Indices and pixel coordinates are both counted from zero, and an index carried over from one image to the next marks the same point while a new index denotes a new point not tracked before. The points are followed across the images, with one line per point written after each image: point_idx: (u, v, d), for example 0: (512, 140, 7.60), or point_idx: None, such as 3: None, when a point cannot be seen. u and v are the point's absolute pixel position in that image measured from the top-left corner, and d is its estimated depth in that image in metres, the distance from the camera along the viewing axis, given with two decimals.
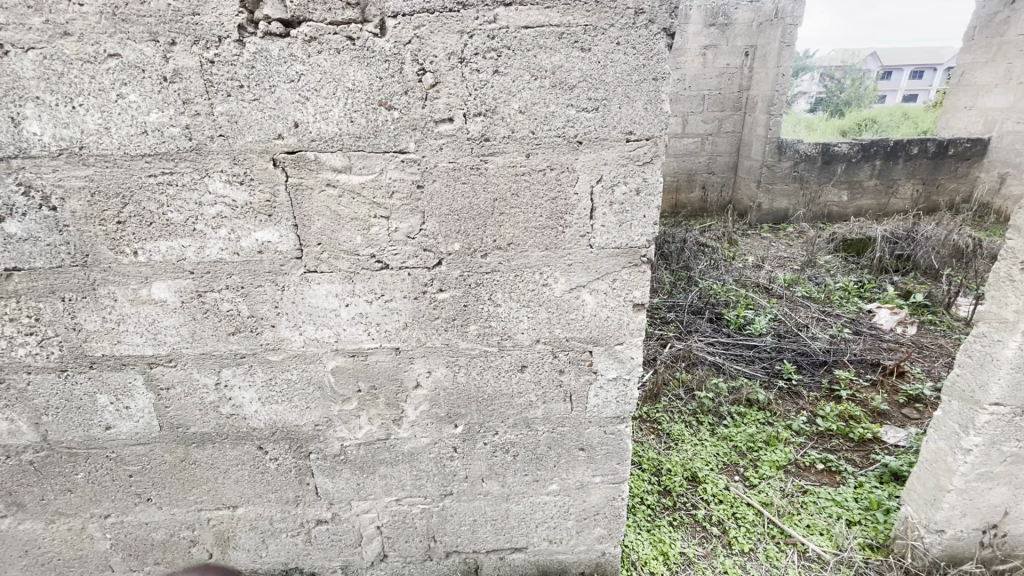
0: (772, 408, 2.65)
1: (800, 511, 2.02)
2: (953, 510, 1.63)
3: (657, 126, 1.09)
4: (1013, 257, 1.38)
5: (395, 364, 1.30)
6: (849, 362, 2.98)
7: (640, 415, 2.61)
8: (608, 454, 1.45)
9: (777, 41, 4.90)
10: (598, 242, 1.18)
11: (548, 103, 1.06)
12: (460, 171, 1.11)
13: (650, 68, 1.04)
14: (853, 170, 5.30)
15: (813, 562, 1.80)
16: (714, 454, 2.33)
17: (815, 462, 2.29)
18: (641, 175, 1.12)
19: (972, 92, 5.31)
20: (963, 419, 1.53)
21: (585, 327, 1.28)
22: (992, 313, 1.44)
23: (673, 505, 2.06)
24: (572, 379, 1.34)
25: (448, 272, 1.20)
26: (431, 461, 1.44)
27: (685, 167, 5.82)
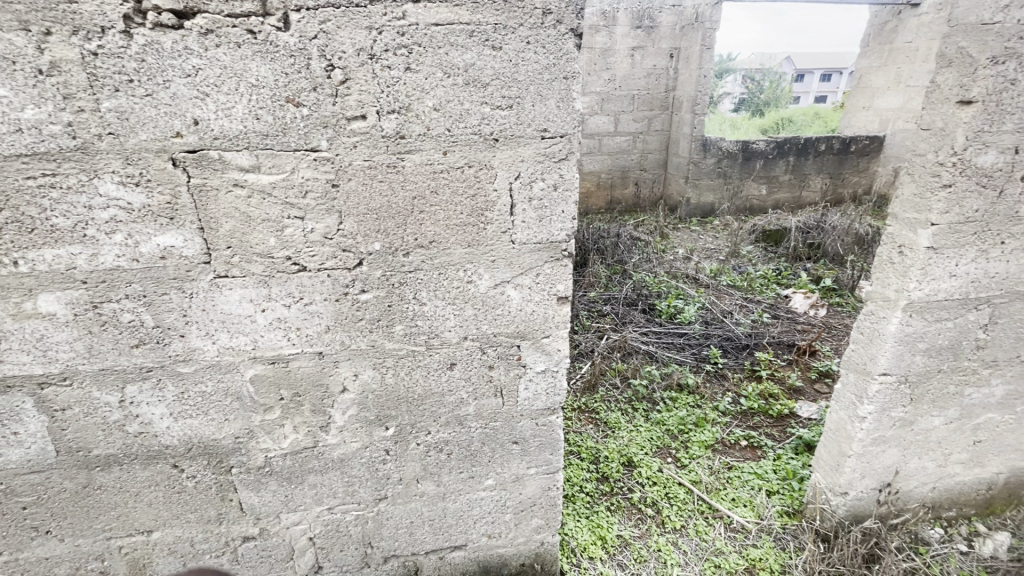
0: (701, 391, 2.80)
1: (726, 485, 2.16)
2: (853, 473, 1.79)
3: (570, 123, 1.12)
4: (894, 241, 1.53)
5: (319, 369, 1.26)
6: (768, 344, 3.20)
7: (578, 406, 2.69)
8: (541, 445, 1.48)
9: (698, 44, 5.17)
10: (520, 238, 1.21)
11: (462, 100, 1.07)
12: (376, 169, 1.09)
13: (561, 67, 1.07)
14: (770, 166, 5.67)
15: (737, 532, 1.94)
16: (647, 438, 2.44)
17: (739, 439, 2.45)
18: (558, 171, 1.16)
19: (869, 94, 5.83)
20: (859, 389, 1.69)
21: (511, 322, 1.30)
22: (879, 292, 1.59)
23: (610, 490, 2.14)
24: (502, 374, 1.35)
25: (369, 272, 1.18)
26: (363, 466, 1.41)
27: (619, 164, 6.01)
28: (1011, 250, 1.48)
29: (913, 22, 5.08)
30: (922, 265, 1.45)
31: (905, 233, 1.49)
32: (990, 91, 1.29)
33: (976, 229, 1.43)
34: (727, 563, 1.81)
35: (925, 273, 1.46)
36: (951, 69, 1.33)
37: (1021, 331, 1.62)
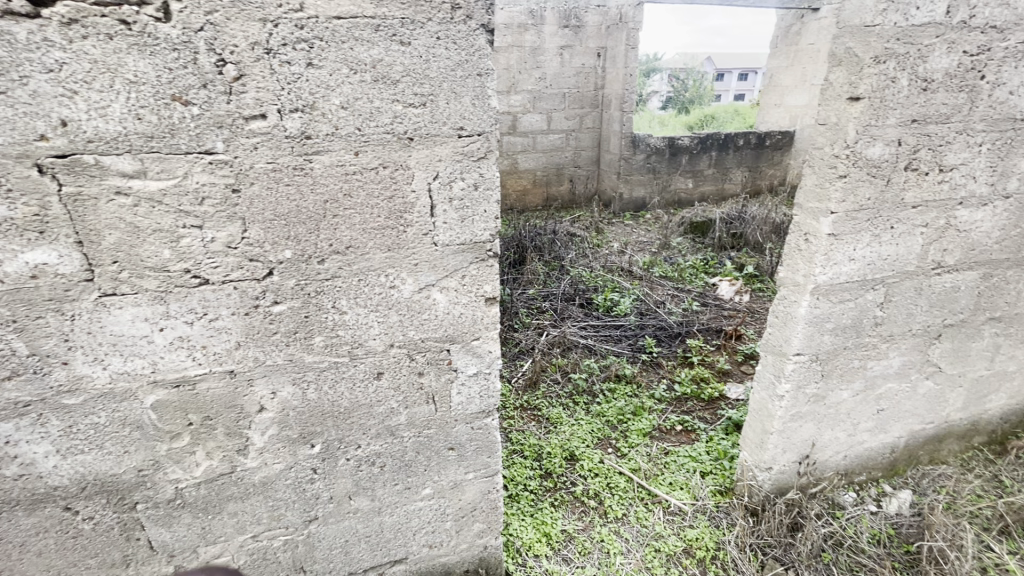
0: (637, 380, 2.89)
1: (663, 470, 2.23)
2: (776, 449, 1.90)
3: (487, 121, 1.10)
4: (800, 230, 1.63)
5: (232, 389, 1.17)
6: (698, 331, 3.35)
7: (520, 404, 2.71)
8: (478, 449, 1.46)
9: (623, 43, 5.32)
10: (442, 240, 1.17)
11: (371, 98, 1.02)
12: (281, 172, 1.02)
13: (474, 64, 1.05)
14: (694, 161, 5.95)
15: (675, 515, 2.00)
16: (588, 430, 2.48)
17: (675, 424, 2.54)
18: (478, 170, 1.13)
19: (780, 92, 6.26)
20: (777, 369, 1.79)
21: (439, 327, 1.26)
22: (789, 278, 1.69)
23: (553, 485, 2.16)
24: (433, 380, 1.32)
25: (281, 282, 1.11)
26: (289, 488, 1.32)
27: (553, 162, 6.09)
28: (899, 234, 1.62)
29: (813, 25, 5.50)
30: (825, 250, 1.55)
31: (810, 222, 1.59)
32: (874, 89, 1.39)
33: (868, 216, 1.55)
34: (667, 546, 1.87)
35: (828, 258, 1.57)
36: (841, 68, 1.44)
37: (911, 306, 1.78)
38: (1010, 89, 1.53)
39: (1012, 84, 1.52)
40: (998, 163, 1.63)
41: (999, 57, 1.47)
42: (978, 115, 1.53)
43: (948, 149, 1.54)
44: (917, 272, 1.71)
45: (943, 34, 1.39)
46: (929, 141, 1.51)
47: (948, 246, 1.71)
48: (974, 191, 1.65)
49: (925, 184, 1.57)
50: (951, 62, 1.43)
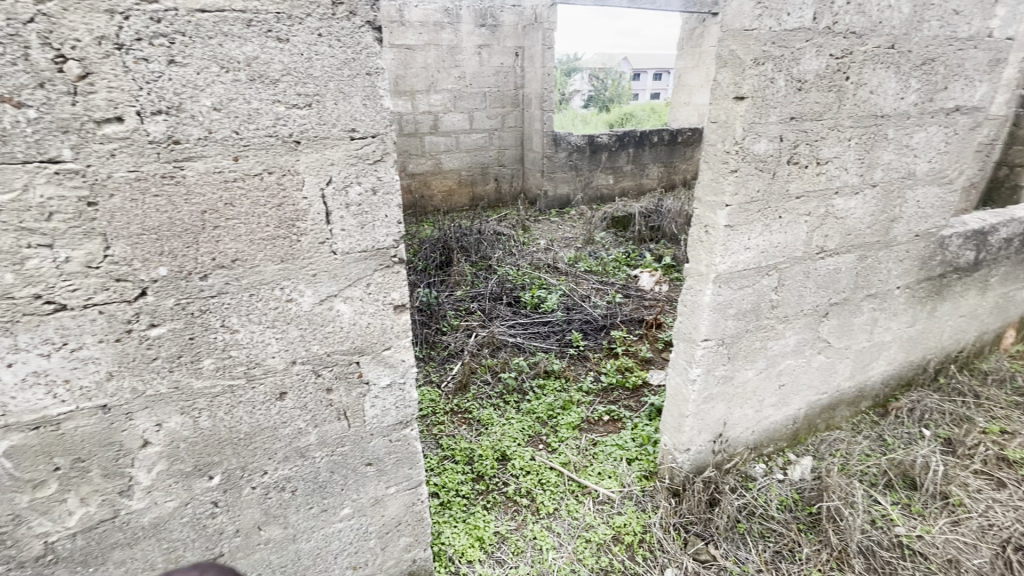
0: (566, 374, 2.94)
1: (592, 461, 2.29)
2: (692, 431, 1.99)
3: (381, 122, 1.06)
4: (700, 223, 1.72)
5: (107, 425, 1.05)
6: (622, 322, 3.47)
7: (451, 408, 2.67)
8: (399, 460, 1.41)
9: (539, 43, 5.40)
10: (341, 248, 1.11)
11: (248, 99, 0.94)
12: (147, 182, 0.92)
13: (362, 62, 1.00)
14: (613, 157, 6.16)
15: (604, 504, 2.06)
16: (519, 428, 2.50)
17: (602, 415, 2.61)
18: (375, 174, 1.09)
19: (687, 91, 6.62)
20: (687, 356, 1.88)
21: (346, 339, 1.20)
22: (694, 269, 1.78)
23: (485, 488, 2.15)
24: (343, 395, 1.26)
25: (158, 303, 1.00)
26: (186, 526, 1.21)
27: (477, 161, 6.07)
28: (786, 223, 1.75)
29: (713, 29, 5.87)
30: (723, 241, 1.65)
31: (708, 214, 1.68)
32: (756, 88, 1.49)
33: (759, 207, 1.66)
34: (597, 535, 1.91)
35: (726, 249, 1.67)
36: (727, 69, 1.52)
37: (801, 288, 1.94)
38: (871, 89, 1.70)
39: (871, 85, 1.70)
40: (864, 157, 1.81)
41: (860, 60, 1.63)
42: (846, 112, 1.69)
43: (823, 144, 1.69)
44: (804, 257, 1.87)
45: (812, 38, 1.52)
46: (806, 137, 1.65)
47: (828, 232, 1.88)
48: (847, 181, 1.82)
49: (805, 177, 1.71)
50: (820, 64, 1.56)
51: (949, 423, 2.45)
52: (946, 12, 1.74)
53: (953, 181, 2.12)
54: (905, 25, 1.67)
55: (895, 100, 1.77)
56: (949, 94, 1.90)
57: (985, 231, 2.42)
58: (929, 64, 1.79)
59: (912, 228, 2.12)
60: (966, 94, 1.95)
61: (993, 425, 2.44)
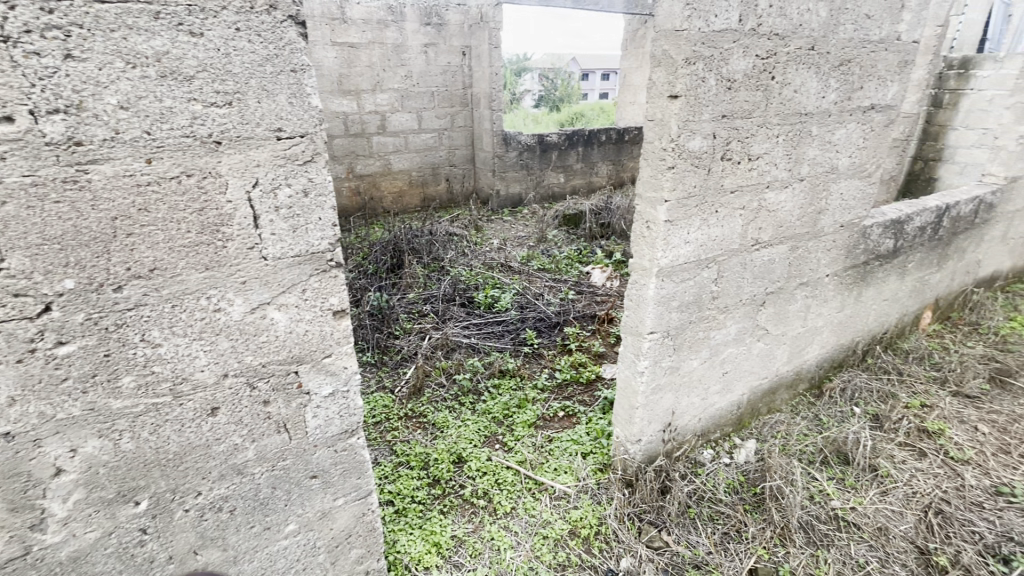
0: (521, 372, 2.95)
1: (548, 458, 2.30)
2: (643, 422, 2.04)
3: (309, 121, 1.02)
4: (642, 218, 1.76)
5: (12, 454, 0.95)
6: (575, 318, 3.52)
7: (405, 413, 2.63)
8: (346, 471, 1.37)
9: (485, 42, 5.40)
10: (272, 252, 1.06)
11: (160, 97, 0.88)
12: (45, 187, 0.84)
13: (285, 58, 0.96)
14: (563, 156, 6.23)
15: (560, 499, 2.08)
16: (474, 430, 2.48)
17: (557, 411, 2.64)
18: (305, 175, 1.05)
19: (632, 90, 6.80)
20: (635, 348, 1.92)
21: (282, 348, 1.15)
22: (638, 264, 1.82)
23: (442, 492, 2.13)
24: (281, 407, 1.20)
25: (65, 318, 0.92)
26: (111, 557, 1.12)
27: (427, 161, 5.99)
28: (723, 217, 1.83)
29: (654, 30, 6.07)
30: (664, 236, 1.70)
31: (649, 210, 1.72)
32: (689, 87, 1.54)
33: (696, 202, 1.72)
34: (553, 531, 1.93)
35: (667, 243, 1.72)
36: (660, 68, 1.55)
37: (739, 279, 2.02)
38: (795, 88, 1.79)
39: (795, 84, 1.79)
40: (791, 153, 1.91)
41: (784, 60, 1.72)
42: (773, 110, 1.77)
43: (753, 141, 1.77)
44: (740, 250, 1.95)
45: (738, 39, 1.58)
46: (738, 134, 1.72)
47: (762, 225, 1.97)
48: (777, 176, 1.91)
49: (738, 172, 1.79)
50: (747, 64, 1.64)
51: (876, 400, 2.63)
52: (859, 16, 1.86)
53: (872, 174, 2.28)
54: (823, 27, 1.77)
55: (817, 98, 1.88)
56: (865, 93, 2.04)
57: (901, 221, 2.61)
58: (846, 65, 1.91)
59: (838, 220, 2.26)
60: (880, 94, 2.09)
61: (915, 399, 2.64)
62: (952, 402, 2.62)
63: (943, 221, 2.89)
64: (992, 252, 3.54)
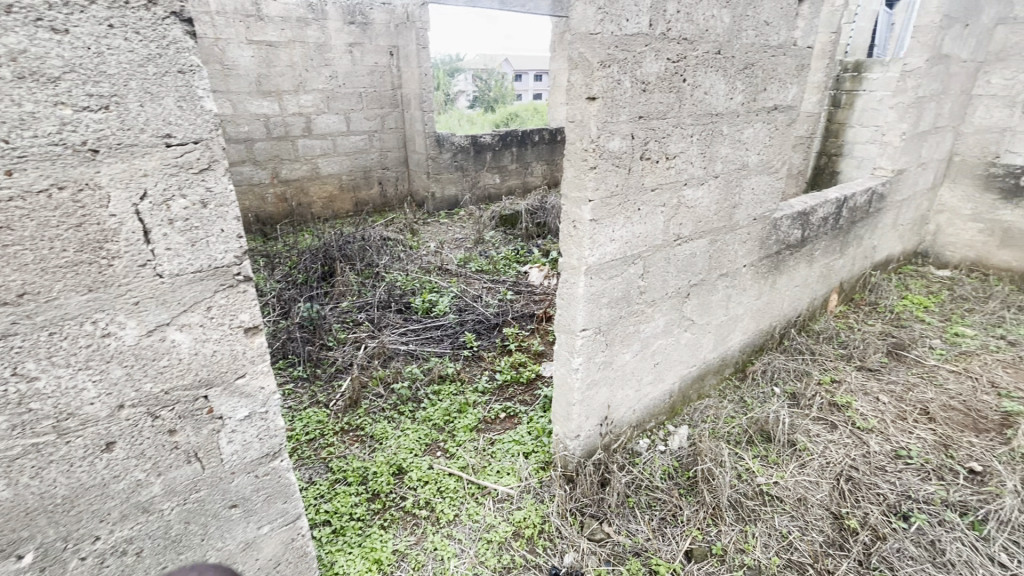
0: (461, 377, 2.92)
1: (490, 461, 2.29)
2: (580, 418, 2.07)
3: (203, 126, 0.94)
4: (569, 218, 1.78)
5: None
6: (513, 319, 3.53)
7: (341, 427, 2.53)
8: (270, 496, 1.29)
9: (413, 42, 5.31)
10: (169, 269, 0.98)
11: (19, 100, 0.78)
12: None
13: (170, 59, 0.88)
14: (497, 157, 6.24)
15: (503, 502, 2.07)
16: (415, 439, 2.43)
17: (498, 412, 2.63)
18: (202, 184, 0.97)
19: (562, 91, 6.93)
20: (569, 346, 1.95)
21: (187, 372, 1.06)
22: (567, 263, 1.85)
23: (381, 506, 2.06)
24: (190, 436, 1.11)
25: None
26: None
27: (358, 165, 5.81)
28: (645, 214, 1.89)
29: None
30: (590, 235, 1.73)
31: (574, 210, 1.75)
32: (605, 89, 1.58)
33: (619, 201, 1.77)
34: (497, 534, 1.92)
35: (594, 241, 1.76)
36: (578, 71, 1.57)
37: (664, 274, 2.11)
38: (705, 90, 1.89)
39: (705, 86, 1.89)
40: (705, 152, 2.01)
41: (693, 63, 1.80)
42: (686, 111, 1.86)
43: (669, 141, 1.85)
44: (664, 245, 2.03)
45: (650, 43, 1.64)
46: (654, 134, 1.79)
47: (682, 220, 2.06)
48: (693, 174, 2.01)
49: (657, 170, 1.86)
50: (660, 66, 1.70)
51: (793, 379, 2.83)
52: (759, 23, 1.98)
53: (779, 170, 2.44)
54: (727, 33, 1.87)
55: (726, 99, 1.99)
56: (768, 95, 2.18)
57: (807, 212, 2.83)
58: (750, 68, 2.04)
59: (751, 213, 2.41)
60: (782, 95, 2.25)
61: (826, 376, 2.87)
62: (857, 377, 2.87)
63: (843, 211, 3.16)
64: (886, 237, 3.92)
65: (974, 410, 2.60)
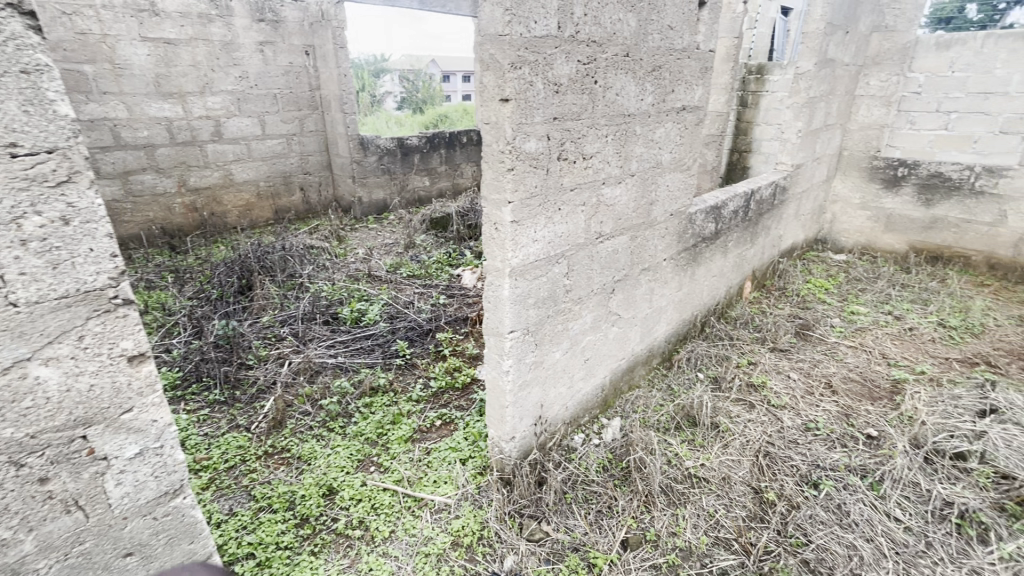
0: (394, 387, 2.83)
1: (426, 471, 2.24)
2: (514, 420, 2.07)
3: (58, 134, 0.87)
4: (490, 220, 1.77)
5: None
6: (447, 323, 3.47)
7: (265, 451, 2.38)
8: (174, 538, 1.22)
9: (330, 42, 5.12)
10: (27, 297, 0.88)
11: None
12: None
13: (13, 58, 0.80)
14: (425, 159, 6.13)
15: (442, 512, 2.02)
16: (346, 456, 2.32)
17: (434, 420, 2.58)
18: (63, 199, 0.89)
19: None
20: (498, 349, 1.93)
21: (59, 411, 0.96)
22: (491, 266, 1.83)
23: (311, 531, 1.95)
24: (67, 482, 1.01)
25: None
26: None
27: (276, 170, 5.50)
28: (566, 214, 1.92)
29: None
30: (512, 237, 1.73)
31: (495, 212, 1.73)
32: (518, 91, 1.58)
33: (539, 202, 1.79)
34: (435, 547, 1.87)
35: (516, 243, 1.75)
36: (490, 72, 1.57)
37: (588, 271, 2.15)
38: (616, 91, 1.94)
39: (616, 88, 1.94)
40: (621, 152, 2.08)
41: (604, 66, 1.85)
42: (599, 112, 1.90)
43: (585, 141, 1.88)
44: (586, 244, 2.07)
45: (560, 45, 1.66)
46: (570, 135, 1.81)
47: (603, 219, 2.11)
48: (611, 173, 2.06)
49: (575, 170, 1.89)
50: (571, 68, 1.73)
51: (715, 364, 3.00)
52: (663, 27, 2.07)
53: (691, 167, 2.57)
54: (634, 36, 1.94)
55: (637, 100, 2.06)
56: (676, 96, 2.29)
57: (719, 207, 3.00)
58: (658, 70, 2.12)
59: (668, 209, 2.52)
60: (689, 96, 2.37)
61: (743, 359, 3.06)
62: (770, 358, 3.09)
63: (751, 204, 3.39)
64: (790, 227, 4.25)
65: (869, 380, 2.88)
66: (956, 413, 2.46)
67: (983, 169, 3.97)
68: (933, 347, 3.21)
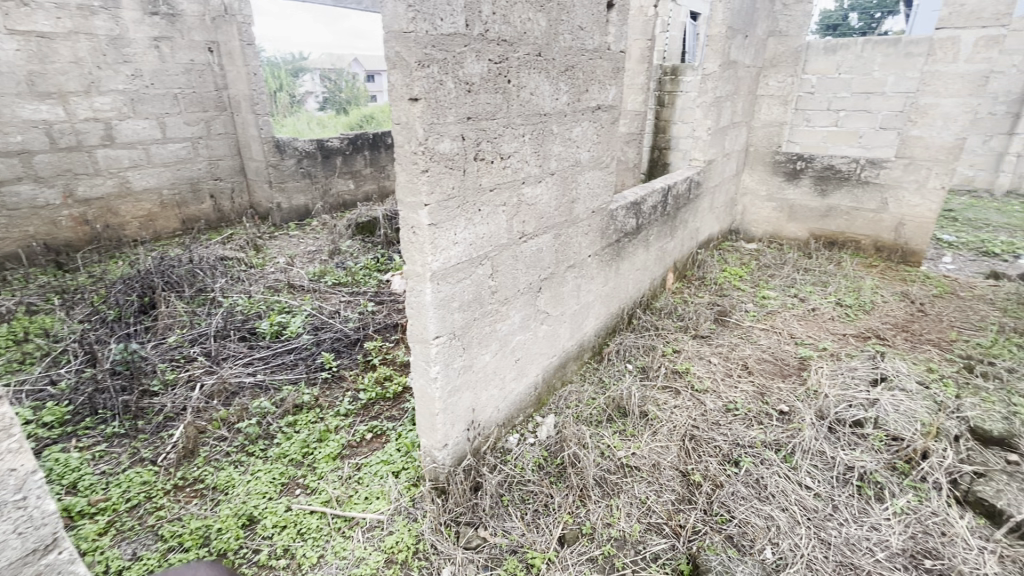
0: (320, 403, 2.69)
1: (357, 488, 2.14)
2: (445, 427, 2.02)
3: None
4: (407, 223, 1.72)
5: None
6: (375, 331, 3.35)
7: (174, 484, 2.17)
8: None
9: (236, 39, 4.80)
10: None
11: None
12: None
13: None
14: (348, 161, 5.89)
15: (374, 530, 1.94)
16: (268, 481, 2.17)
17: (364, 434, 2.47)
18: None
19: None
20: (423, 356, 1.88)
21: None
22: (411, 270, 1.77)
23: (229, 567, 1.80)
24: None
25: None
26: None
27: (181, 177, 5.07)
28: (486, 214, 1.90)
29: None
30: (431, 240, 1.69)
31: (412, 216, 1.68)
32: (427, 90, 1.54)
33: (457, 203, 1.75)
34: (368, 567, 1.78)
35: (435, 246, 1.71)
36: (397, 71, 1.51)
37: (514, 271, 2.14)
38: (530, 91, 1.95)
39: (530, 87, 1.95)
40: (539, 151, 2.09)
41: (516, 66, 1.85)
42: (514, 112, 1.90)
43: (501, 141, 1.87)
44: (509, 244, 2.07)
45: (469, 43, 1.63)
46: (485, 135, 1.79)
47: (525, 218, 2.12)
48: (530, 173, 2.07)
49: (493, 171, 1.87)
50: (482, 67, 1.71)
51: (643, 354, 3.10)
52: (574, 28, 2.10)
53: (610, 165, 2.64)
54: (545, 36, 1.95)
55: (552, 100, 2.08)
56: (591, 95, 2.33)
57: (638, 203, 3.11)
58: (571, 70, 2.15)
59: (589, 206, 2.57)
60: (603, 96, 2.43)
61: (669, 347, 3.20)
62: (693, 345, 3.25)
63: (668, 198, 3.54)
64: (706, 220, 4.50)
65: (780, 359, 3.10)
66: (853, 384, 2.71)
67: (867, 161, 4.40)
68: (833, 324, 3.51)
